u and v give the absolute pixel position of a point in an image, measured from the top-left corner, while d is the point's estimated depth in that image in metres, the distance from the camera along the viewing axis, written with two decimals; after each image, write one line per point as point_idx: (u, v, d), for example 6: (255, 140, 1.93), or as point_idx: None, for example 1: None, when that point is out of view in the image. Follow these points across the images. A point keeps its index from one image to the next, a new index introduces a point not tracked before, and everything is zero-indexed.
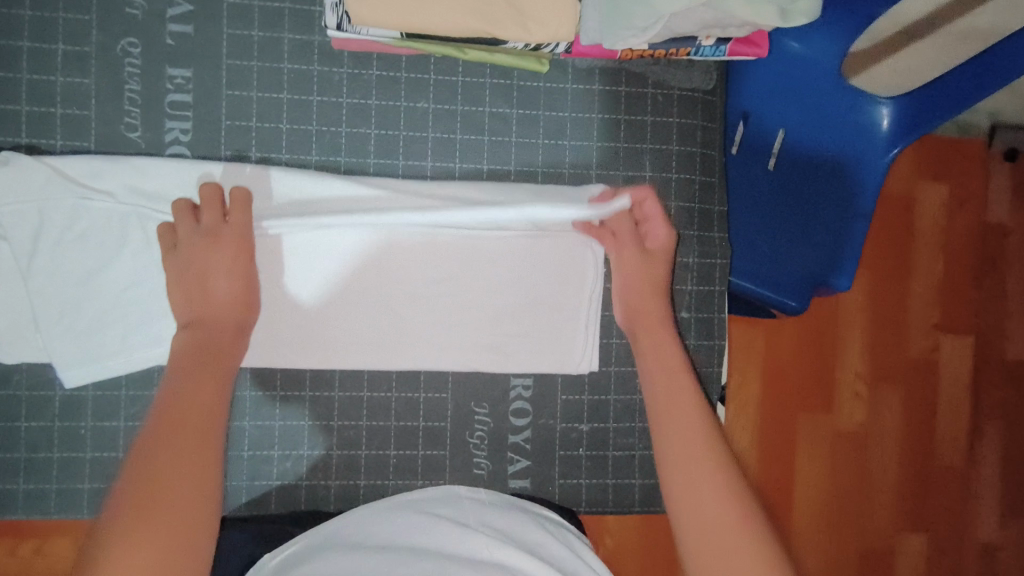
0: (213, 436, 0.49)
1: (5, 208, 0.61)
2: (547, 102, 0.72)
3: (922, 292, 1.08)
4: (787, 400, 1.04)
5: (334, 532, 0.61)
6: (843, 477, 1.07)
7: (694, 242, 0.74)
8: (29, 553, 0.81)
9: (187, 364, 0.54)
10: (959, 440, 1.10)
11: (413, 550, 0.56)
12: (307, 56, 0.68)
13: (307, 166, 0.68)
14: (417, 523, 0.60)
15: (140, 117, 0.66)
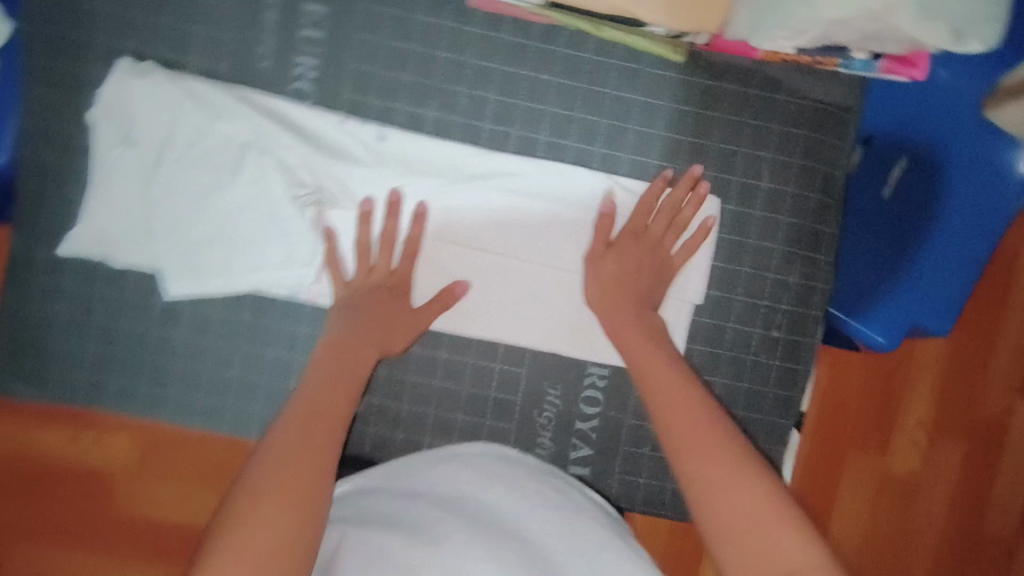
0: (328, 452, 0.54)
1: (145, 118, 0.64)
2: (673, 92, 0.69)
3: (1011, 349, 0.97)
4: (839, 434, 0.96)
5: (386, 470, 0.64)
6: (881, 527, 0.98)
7: (797, 262, 0.71)
8: (84, 446, 0.76)
9: (324, 389, 0.59)
10: (1015, 513, 0.99)
11: (449, 513, 0.58)
12: (440, 10, 0.67)
13: (422, 121, 0.68)
14: (461, 484, 0.62)
15: (271, 47, 0.66)
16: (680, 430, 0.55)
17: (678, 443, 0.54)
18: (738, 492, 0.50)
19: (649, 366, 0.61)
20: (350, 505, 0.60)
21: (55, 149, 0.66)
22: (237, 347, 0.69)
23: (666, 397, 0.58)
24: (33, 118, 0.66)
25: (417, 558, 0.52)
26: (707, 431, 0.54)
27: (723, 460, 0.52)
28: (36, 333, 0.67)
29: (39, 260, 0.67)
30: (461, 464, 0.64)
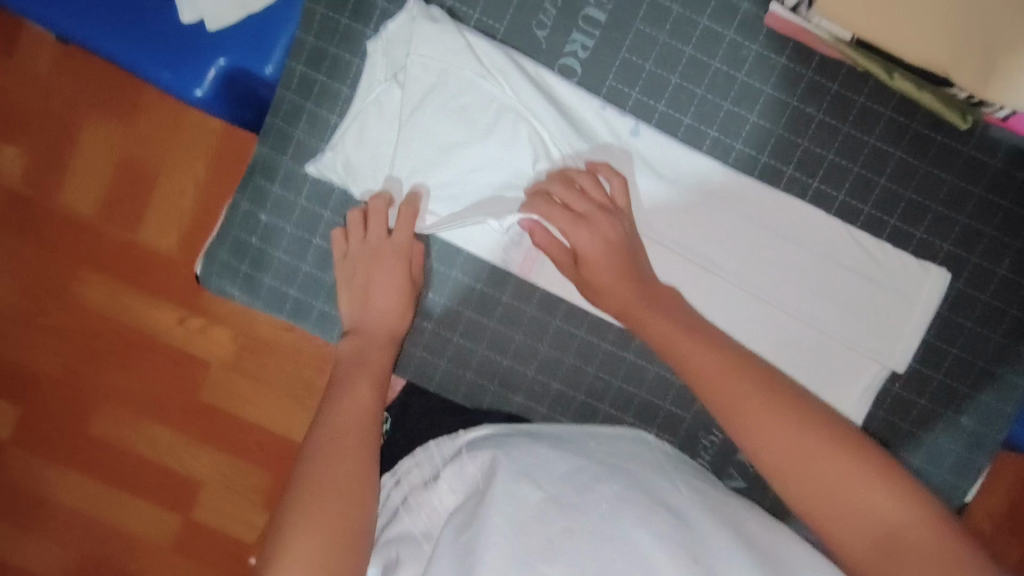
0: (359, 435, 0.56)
1: (419, 58, 0.64)
2: (936, 158, 0.67)
3: None
4: None
5: (527, 432, 0.61)
6: None
7: (1010, 357, 0.69)
8: (193, 328, 0.96)
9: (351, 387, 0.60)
10: None
11: (600, 470, 0.52)
12: (726, 21, 0.66)
13: (678, 127, 0.67)
14: (607, 452, 0.57)
15: (553, 19, 0.66)
16: (760, 430, 0.51)
17: (756, 436, 0.51)
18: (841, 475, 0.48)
19: (702, 369, 0.55)
20: (491, 442, 0.57)
21: (320, 72, 0.67)
22: (439, 300, 0.71)
23: (725, 378, 0.54)
24: (306, 40, 0.67)
25: (568, 498, 0.47)
26: (780, 419, 0.51)
27: (786, 441, 0.50)
28: (263, 240, 0.71)
29: (283, 172, 0.69)
30: (605, 442, 0.60)
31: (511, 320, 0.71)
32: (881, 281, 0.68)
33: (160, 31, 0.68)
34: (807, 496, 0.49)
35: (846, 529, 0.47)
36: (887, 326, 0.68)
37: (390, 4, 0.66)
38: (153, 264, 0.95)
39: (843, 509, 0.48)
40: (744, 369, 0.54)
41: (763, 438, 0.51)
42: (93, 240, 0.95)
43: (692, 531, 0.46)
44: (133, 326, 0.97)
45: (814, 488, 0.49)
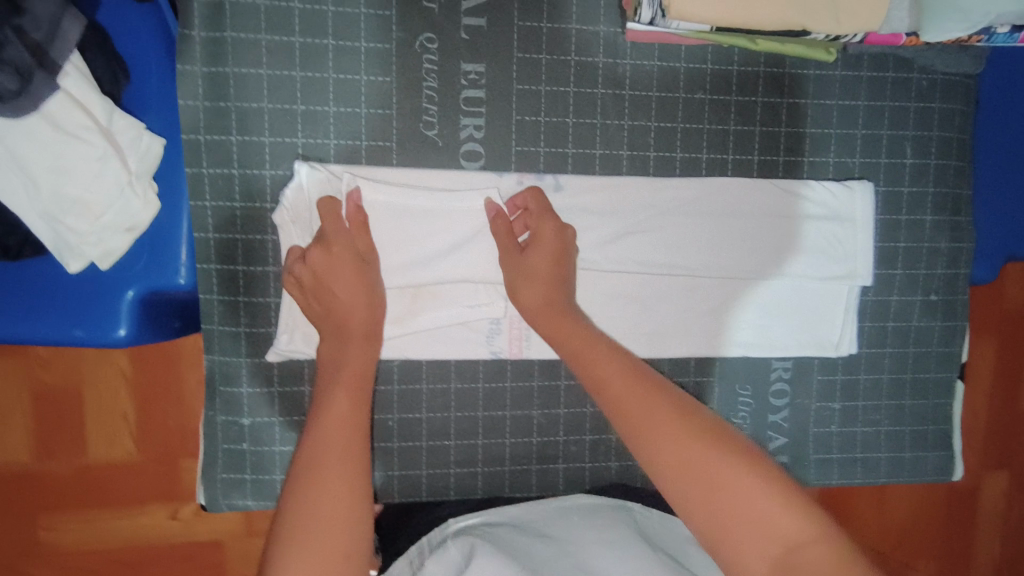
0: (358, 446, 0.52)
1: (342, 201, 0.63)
2: (816, 89, 0.72)
3: None
4: None
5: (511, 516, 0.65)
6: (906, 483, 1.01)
7: (947, 227, 0.75)
8: (188, 516, 0.90)
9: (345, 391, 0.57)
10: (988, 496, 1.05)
11: (555, 545, 0.58)
12: (592, 49, 0.67)
13: (592, 160, 0.69)
14: (566, 526, 0.62)
15: (437, 113, 0.66)
16: (663, 447, 0.48)
17: (620, 411, 0.52)
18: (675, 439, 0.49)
19: (610, 390, 0.54)
20: (476, 531, 0.61)
21: (238, 262, 0.65)
22: (449, 415, 0.70)
23: (639, 399, 0.52)
24: (209, 238, 0.65)
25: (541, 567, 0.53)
26: (637, 396, 0.53)
27: (694, 461, 0.47)
28: (254, 444, 0.67)
29: (245, 371, 0.66)
30: (580, 512, 0.64)
31: (523, 400, 0.71)
32: (820, 213, 0.73)
33: (51, 297, 0.63)
34: (710, 515, 0.45)
35: (752, 556, 0.43)
36: (840, 249, 0.73)
37: (277, 168, 0.64)
38: (186, 482, 0.90)
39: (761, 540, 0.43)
40: (657, 395, 0.53)
41: (665, 454, 0.48)
42: (116, 479, 0.88)
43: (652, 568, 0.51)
44: (126, 537, 0.89)
45: (716, 501, 0.45)
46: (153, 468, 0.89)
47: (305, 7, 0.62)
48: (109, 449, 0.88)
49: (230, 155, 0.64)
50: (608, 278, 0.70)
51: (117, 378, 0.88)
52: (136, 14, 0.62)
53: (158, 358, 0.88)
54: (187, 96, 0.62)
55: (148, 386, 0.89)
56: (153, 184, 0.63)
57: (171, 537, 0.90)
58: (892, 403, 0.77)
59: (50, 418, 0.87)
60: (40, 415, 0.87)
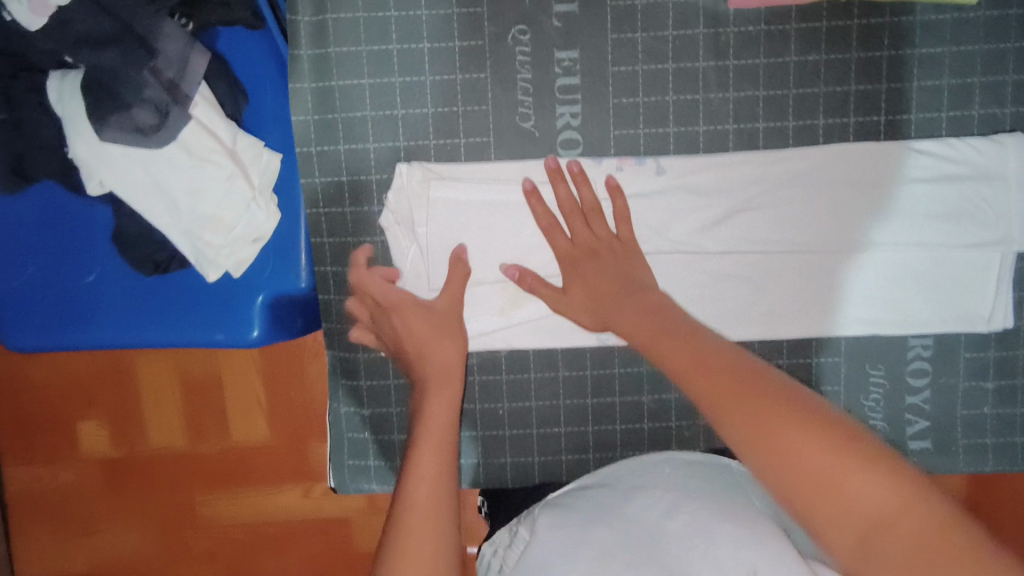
0: (440, 501, 0.50)
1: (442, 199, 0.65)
2: (954, 35, 0.64)
3: None
4: None
5: (598, 479, 0.65)
6: None
7: None
8: (320, 495, 0.97)
9: (424, 437, 0.55)
10: None
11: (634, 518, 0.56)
12: (691, 20, 0.64)
13: (696, 137, 0.66)
14: (650, 491, 0.60)
15: (533, 105, 0.65)
16: (739, 424, 0.43)
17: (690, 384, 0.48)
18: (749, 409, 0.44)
19: (683, 363, 0.50)
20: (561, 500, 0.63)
21: (353, 262, 0.70)
22: (558, 404, 0.70)
23: (703, 359, 0.49)
24: (325, 241, 0.70)
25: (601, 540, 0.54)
26: (708, 368, 0.48)
27: (753, 415, 0.43)
28: (376, 432, 0.72)
29: (363, 364, 0.71)
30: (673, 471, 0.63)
31: (633, 387, 0.70)
32: (962, 174, 0.65)
33: (192, 304, 0.70)
34: (786, 483, 0.40)
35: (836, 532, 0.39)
36: (988, 212, 0.65)
37: (382, 171, 0.67)
38: (314, 464, 0.97)
39: (829, 500, 0.39)
40: (719, 353, 0.49)
41: (741, 429, 0.43)
42: (255, 459, 0.97)
43: (760, 543, 0.49)
44: (266, 513, 0.98)
45: (791, 468, 0.41)
46: (285, 450, 0.97)
47: (401, 14, 0.64)
48: (248, 434, 0.97)
49: (340, 162, 0.67)
50: (718, 260, 0.67)
51: (250, 369, 0.95)
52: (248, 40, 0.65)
53: (284, 353, 0.95)
54: (298, 113, 0.67)
55: (275, 377, 0.95)
56: (273, 197, 0.68)
57: (304, 513, 0.98)
58: None
59: (199, 404, 0.97)
60: (192, 402, 0.97)
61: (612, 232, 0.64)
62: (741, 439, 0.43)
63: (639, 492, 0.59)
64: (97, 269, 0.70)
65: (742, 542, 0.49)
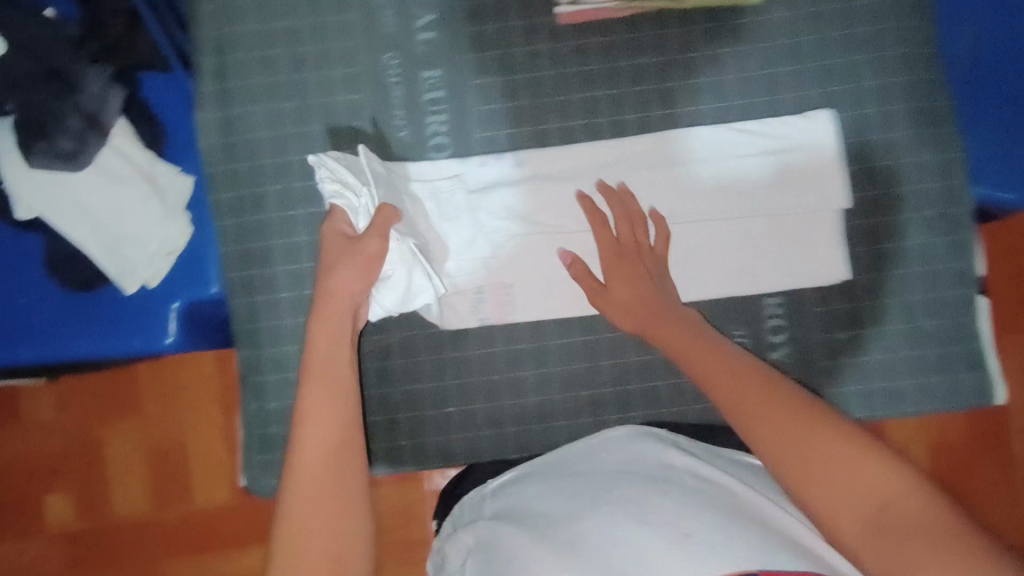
0: (350, 416, 0.60)
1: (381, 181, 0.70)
2: (759, 33, 0.74)
3: None
4: None
5: (542, 462, 0.69)
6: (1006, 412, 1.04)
7: (927, 140, 0.74)
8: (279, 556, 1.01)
9: (319, 372, 0.61)
10: None
11: (594, 483, 0.61)
12: (535, 37, 0.75)
13: (549, 134, 0.75)
14: (609, 458, 0.65)
15: (406, 118, 0.76)
16: (772, 426, 0.54)
17: (708, 385, 0.61)
18: (784, 417, 0.55)
19: (707, 374, 0.61)
20: (518, 480, 0.68)
21: (255, 264, 0.76)
22: (450, 384, 0.76)
23: (734, 377, 0.60)
24: (230, 249, 0.76)
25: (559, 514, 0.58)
26: (731, 384, 0.59)
27: (790, 430, 0.54)
28: (283, 424, 0.77)
29: (268, 359, 0.77)
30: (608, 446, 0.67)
31: (516, 362, 0.76)
32: (781, 149, 0.74)
33: (113, 318, 0.77)
34: (798, 477, 0.52)
35: (843, 516, 0.49)
36: (811, 180, 0.74)
37: (277, 183, 0.76)
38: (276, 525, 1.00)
39: (846, 499, 0.49)
40: (753, 378, 0.59)
41: (771, 433, 0.54)
42: (219, 521, 1.00)
43: (695, 508, 0.54)
44: None
45: (803, 461, 0.52)
46: (244, 509, 1.00)
47: (289, 51, 0.75)
48: (209, 494, 1.01)
49: (239, 178, 0.76)
50: (580, 240, 0.74)
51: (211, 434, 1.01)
52: (173, 87, 0.79)
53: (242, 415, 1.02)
54: (204, 135, 0.75)
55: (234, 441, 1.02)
56: (187, 214, 0.77)
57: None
58: (906, 328, 0.74)
59: (161, 467, 1.01)
60: (154, 465, 1.02)
61: (612, 234, 0.73)
62: (773, 453, 0.54)
63: (579, 475, 0.64)
64: (28, 291, 0.76)
65: (678, 508, 0.54)
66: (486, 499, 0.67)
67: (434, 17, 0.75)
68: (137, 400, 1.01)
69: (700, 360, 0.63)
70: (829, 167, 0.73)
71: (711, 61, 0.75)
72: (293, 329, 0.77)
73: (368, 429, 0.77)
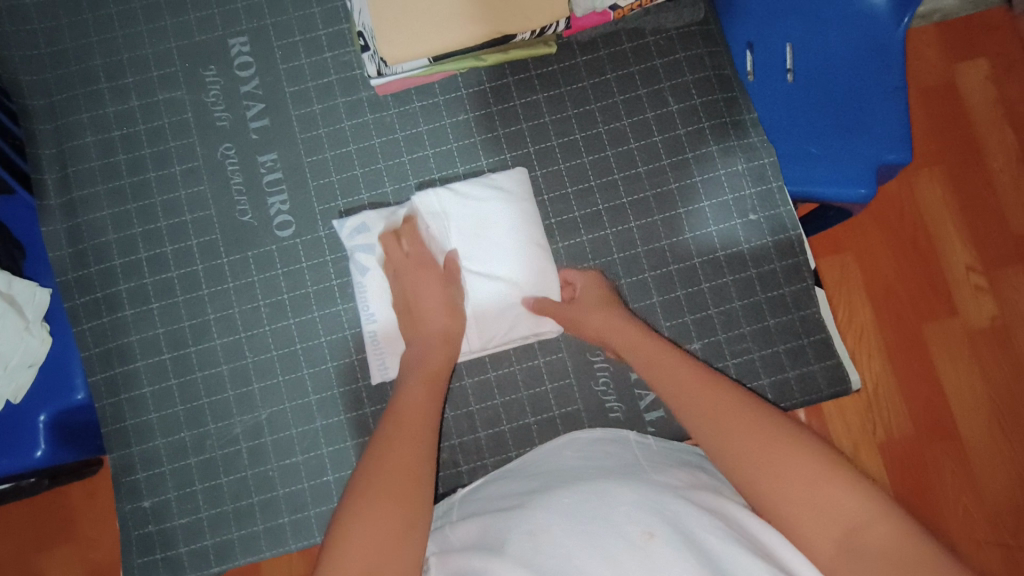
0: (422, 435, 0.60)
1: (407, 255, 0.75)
2: (566, 78, 0.81)
3: (956, 237, 1.15)
4: (898, 310, 1.14)
5: (504, 480, 0.66)
6: (913, 385, 1.13)
7: (736, 150, 0.79)
8: None
9: (410, 396, 0.64)
10: (1001, 362, 1.13)
11: (556, 480, 0.59)
12: (360, 111, 0.80)
13: (386, 196, 0.79)
14: (573, 456, 0.64)
15: (248, 202, 0.79)
16: (726, 437, 0.54)
17: (672, 394, 0.60)
18: (741, 427, 0.53)
19: (666, 376, 0.62)
20: (484, 488, 0.66)
21: (114, 364, 0.77)
22: (321, 453, 0.76)
23: (692, 390, 0.59)
24: (91, 352, 0.77)
25: (515, 508, 0.56)
26: (694, 388, 0.59)
27: (735, 433, 0.53)
28: (159, 522, 0.76)
29: (137, 456, 0.76)
30: (575, 451, 0.65)
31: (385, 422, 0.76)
32: (592, 185, 0.79)
33: None
34: (763, 488, 0.50)
35: (812, 536, 0.47)
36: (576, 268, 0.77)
37: (129, 281, 0.78)
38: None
39: (813, 516, 0.47)
40: (703, 390, 0.58)
41: (728, 442, 0.53)
42: None
43: (657, 505, 0.50)
44: None
45: (764, 471, 0.50)
46: None
47: (128, 156, 0.79)
48: None
49: (93, 283, 0.78)
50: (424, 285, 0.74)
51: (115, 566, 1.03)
52: (33, 209, 0.83)
53: None
54: (55, 248, 0.78)
55: None
56: (47, 326, 0.79)
57: None
58: (754, 328, 0.77)
59: None
60: None
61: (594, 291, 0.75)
62: (730, 462, 0.53)
63: (540, 474, 0.62)
64: None
65: (640, 503, 0.51)
66: (451, 509, 0.65)
67: (262, 106, 0.80)
68: (73, 528, 1.04)
69: (663, 364, 0.63)
70: (647, 194, 0.79)
71: (528, 108, 0.80)
72: (161, 422, 0.77)
73: (246, 512, 0.75)
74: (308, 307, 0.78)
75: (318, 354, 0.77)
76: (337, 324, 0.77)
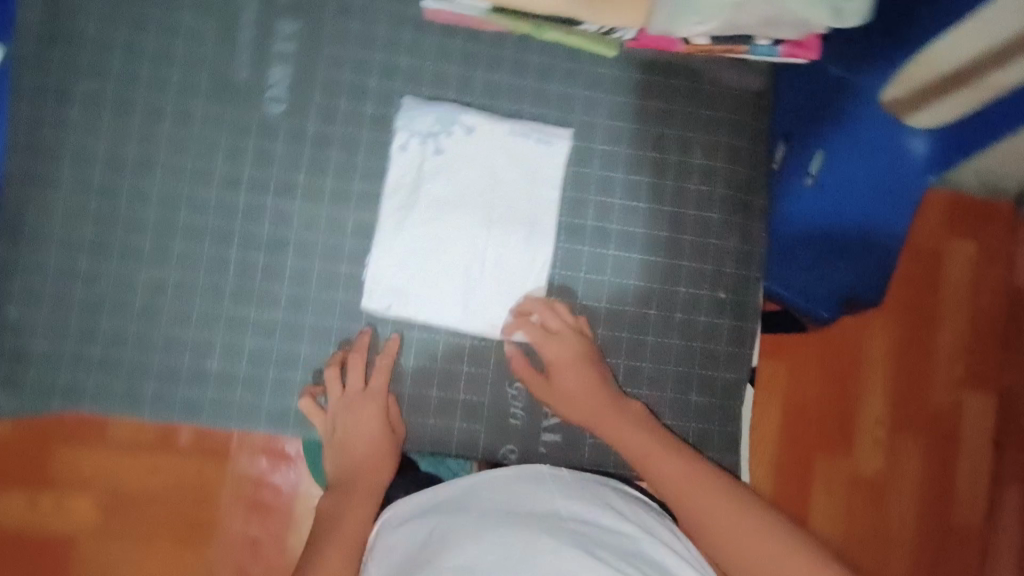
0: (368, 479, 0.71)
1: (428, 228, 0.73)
2: (611, 85, 0.78)
3: (882, 387, 1.20)
4: (804, 432, 1.18)
5: (438, 496, 0.66)
6: (790, 501, 1.17)
7: (735, 228, 0.79)
8: (49, 506, 0.92)
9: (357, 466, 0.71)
10: (870, 511, 1.18)
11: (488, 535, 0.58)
12: (400, 22, 0.75)
13: (388, 117, 0.75)
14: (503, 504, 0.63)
15: (248, 60, 0.73)
16: (708, 527, 0.64)
17: (678, 498, 0.67)
18: (729, 521, 0.64)
19: (664, 472, 0.68)
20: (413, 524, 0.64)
21: (38, 160, 0.71)
22: (215, 338, 0.72)
23: (676, 484, 0.67)
24: (19, 135, 0.71)
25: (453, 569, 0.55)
26: (684, 482, 0.67)
27: (715, 524, 0.64)
28: (17, 335, 0.70)
29: (21, 261, 0.70)
30: (499, 488, 0.65)
31: (293, 335, 0.73)
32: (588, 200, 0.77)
33: None
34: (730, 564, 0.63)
35: None
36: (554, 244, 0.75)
37: (92, 83, 0.71)
38: (51, 469, 0.92)
39: None
40: (696, 488, 0.66)
41: (707, 529, 0.65)
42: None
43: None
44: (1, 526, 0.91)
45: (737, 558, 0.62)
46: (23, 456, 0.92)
47: None
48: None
49: (53, 67, 0.71)
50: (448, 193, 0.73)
51: None
52: None
53: None
54: (27, 14, 0.71)
55: None
56: None
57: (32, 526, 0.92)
58: (676, 397, 0.77)
59: None
60: None
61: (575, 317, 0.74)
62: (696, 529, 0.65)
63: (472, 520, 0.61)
64: None
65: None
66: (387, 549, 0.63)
67: None
68: None
69: (666, 472, 0.68)
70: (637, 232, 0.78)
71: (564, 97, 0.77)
72: (61, 236, 0.71)
73: (113, 362, 0.71)
74: (263, 191, 0.73)
75: (253, 241, 0.72)
76: (285, 219, 0.73)
